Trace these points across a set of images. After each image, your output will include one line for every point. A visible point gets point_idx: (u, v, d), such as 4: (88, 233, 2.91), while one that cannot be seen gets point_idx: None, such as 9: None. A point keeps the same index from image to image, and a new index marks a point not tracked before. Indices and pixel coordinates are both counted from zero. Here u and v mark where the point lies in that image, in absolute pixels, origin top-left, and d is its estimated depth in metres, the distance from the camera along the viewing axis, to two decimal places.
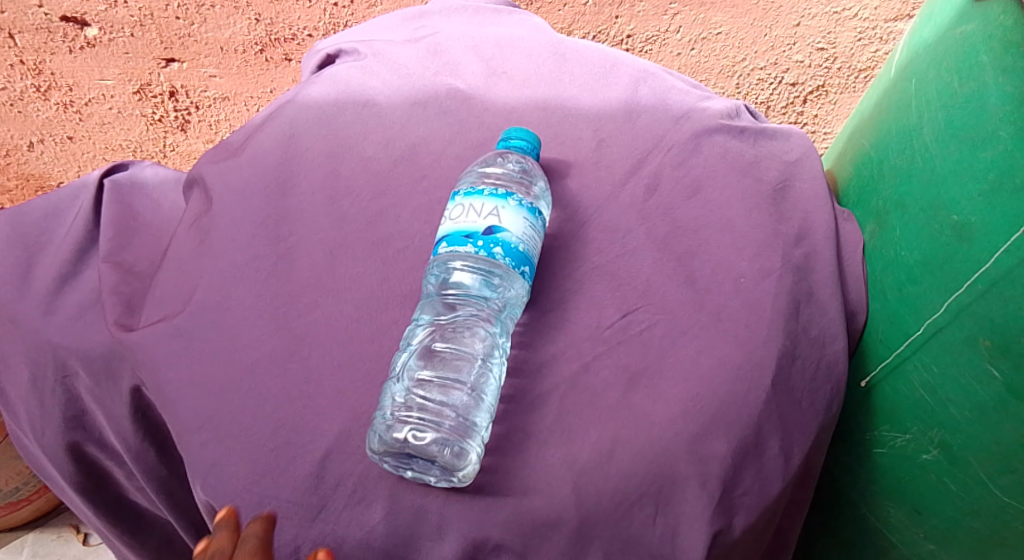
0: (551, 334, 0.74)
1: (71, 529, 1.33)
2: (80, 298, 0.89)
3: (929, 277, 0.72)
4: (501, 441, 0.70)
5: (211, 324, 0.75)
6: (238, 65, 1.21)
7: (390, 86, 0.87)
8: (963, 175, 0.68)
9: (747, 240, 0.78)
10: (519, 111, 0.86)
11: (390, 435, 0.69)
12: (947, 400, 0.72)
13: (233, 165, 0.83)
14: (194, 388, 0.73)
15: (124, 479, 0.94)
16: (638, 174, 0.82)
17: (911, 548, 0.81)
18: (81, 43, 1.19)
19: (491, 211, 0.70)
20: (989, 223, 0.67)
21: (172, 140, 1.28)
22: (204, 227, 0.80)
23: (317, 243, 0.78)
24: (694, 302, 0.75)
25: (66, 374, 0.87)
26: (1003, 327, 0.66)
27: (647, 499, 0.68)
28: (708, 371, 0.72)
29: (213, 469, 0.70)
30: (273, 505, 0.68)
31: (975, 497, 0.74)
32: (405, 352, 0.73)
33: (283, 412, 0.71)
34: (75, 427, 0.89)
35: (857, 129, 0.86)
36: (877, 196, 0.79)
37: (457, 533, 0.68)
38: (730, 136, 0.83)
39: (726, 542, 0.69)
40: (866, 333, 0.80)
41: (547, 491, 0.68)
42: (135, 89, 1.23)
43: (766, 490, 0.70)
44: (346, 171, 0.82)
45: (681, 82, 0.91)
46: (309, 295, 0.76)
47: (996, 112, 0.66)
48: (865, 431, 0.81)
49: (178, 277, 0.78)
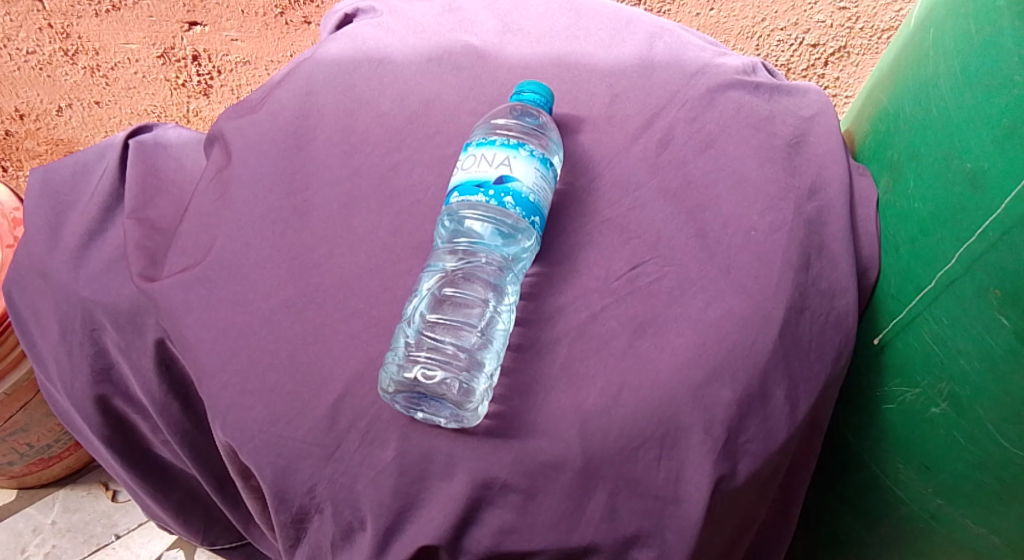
0: (561, 285, 0.75)
1: (101, 486, 1.37)
2: (107, 253, 0.91)
3: (942, 228, 0.72)
4: (511, 387, 0.72)
5: (231, 273, 0.77)
6: (259, 29, 1.23)
7: (406, 43, 0.88)
8: (977, 122, 0.68)
9: (758, 193, 0.78)
10: (533, 67, 0.87)
11: (400, 375, 0.72)
12: (957, 352, 0.72)
13: (252, 120, 0.85)
14: (214, 335, 0.74)
15: (150, 432, 0.95)
16: (651, 128, 0.82)
17: (919, 503, 0.82)
18: (107, 6, 1.20)
19: (503, 160, 0.72)
20: (1002, 169, 0.66)
21: (195, 104, 1.32)
22: (224, 181, 0.82)
23: (333, 196, 0.80)
24: (703, 254, 0.76)
25: (94, 328, 0.89)
26: (1013, 276, 0.66)
27: (652, 444, 0.69)
28: (716, 320, 0.72)
29: (232, 411, 0.72)
30: (289, 445, 0.70)
31: (984, 450, 0.74)
32: (416, 298, 0.75)
33: (299, 357, 0.73)
34: (102, 380, 0.91)
35: (875, 84, 0.86)
36: (892, 150, 0.79)
37: (466, 475, 0.69)
38: (745, 92, 0.83)
39: (730, 487, 0.71)
40: (878, 289, 0.80)
41: (555, 435, 0.69)
42: (160, 53, 1.25)
43: (771, 437, 0.71)
44: (362, 127, 0.83)
45: (697, 39, 0.91)
46: (324, 246, 0.77)
47: (1011, 57, 0.66)
48: (875, 387, 0.81)
49: (199, 229, 0.80)
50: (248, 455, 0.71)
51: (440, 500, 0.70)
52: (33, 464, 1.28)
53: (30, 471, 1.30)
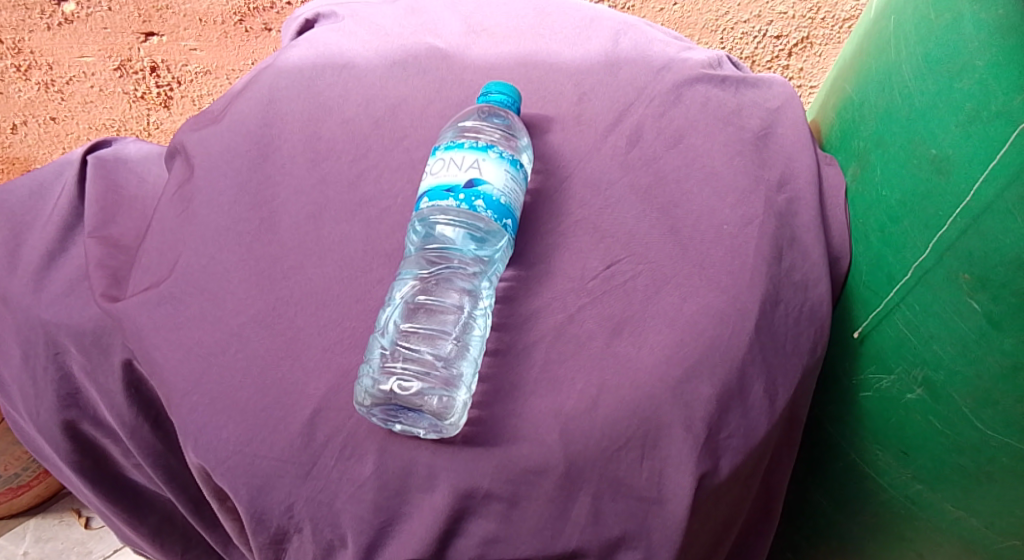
0: (535, 287, 0.74)
1: (73, 513, 1.34)
2: (68, 274, 0.88)
3: (910, 214, 0.72)
4: (488, 393, 0.71)
5: (197, 289, 0.75)
6: (218, 37, 1.20)
7: (369, 47, 0.87)
8: (940, 108, 0.68)
9: (729, 187, 0.77)
10: (499, 68, 0.86)
11: (376, 388, 0.70)
12: (930, 337, 0.72)
13: (213, 131, 0.83)
14: (181, 353, 0.73)
15: (122, 457, 0.92)
16: (620, 125, 0.81)
17: (900, 490, 0.82)
18: (59, 19, 1.17)
19: (472, 163, 0.71)
20: (967, 154, 0.66)
21: (155, 117, 1.29)
22: (187, 195, 0.80)
23: (300, 206, 0.78)
24: (677, 251, 0.75)
25: (58, 352, 0.86)
26: (982, 259, 0.66)
27: (634, 445, 0.69)
28: (692, 317, 0.72)
29: (203, 432, 0.70)
30: (264, 464, 0.69)
31: (960, 434, 0.74)
32: (389, 307, 0.74)
33: (270, 373, 0.71)
34: (69, 405, 0.88)
35: (838, 74, 0.86)
36: (858, 138, 0.79)
37: (447, 485, 0.68)
38: (711, 85, 0.83)
39: (713, 484, 0.70)
40: (850, 278, 0.80)
41: (536, 441, 0.69)
42: (116, 66, 1.22)
43: (752, 432, 0.71)
44: (326, 134, 0.82)
45: (663, 34, 0.90)
46: (293, 257, 0.76)
47: (971, 42, 0.66)
48: (852, 376, 0.81)
49: (162, 245, 0.78)
50: (222, 476, 0.69)
51: (421, 512, 0.69)
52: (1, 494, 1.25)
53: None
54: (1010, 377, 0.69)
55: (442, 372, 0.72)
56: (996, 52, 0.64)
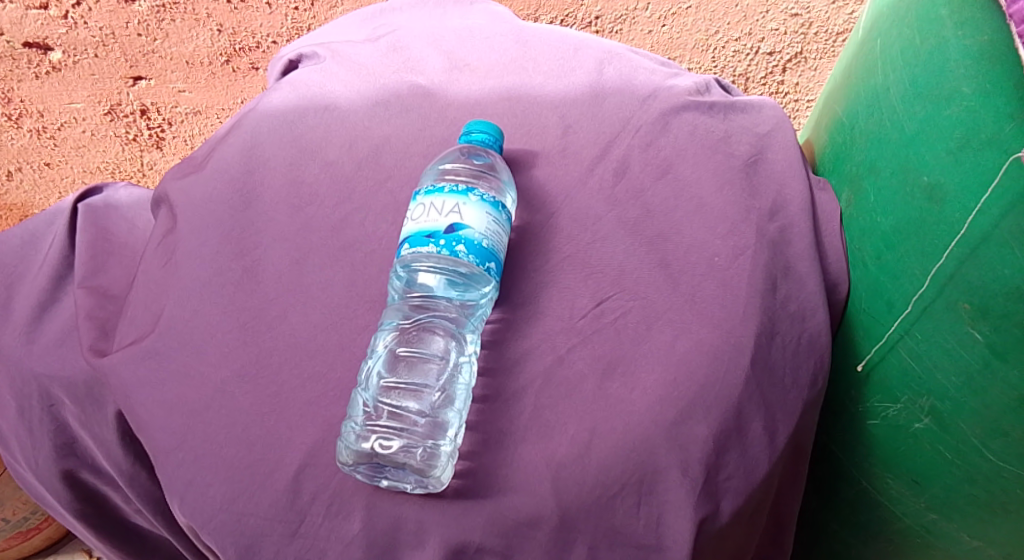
0: (524, 329, 0.73)
1: (84, 554, 1.33)
2: (61, 323, 0.86)
3: (906, 241, 0.70)
4: (477, 442, 0.69)
5: (181, 344, 0.74)
6: (205, 78, 1.22)
7: (351, 88, 0.86)
8: (929, 135, 0.66)
9: (720, 217, 0.76)
10: (482, 103, 0.85)
11: (359, 445, 0.69)
12: (934, 367, 0.70)
13: (196, 180, 0.82)
14: (167, 411, 0.71)
15: (122, 503, 0.89)
16: (606, 158, 0.80)
17: (914, 519, 0.79)
18: (46, 67, 1.21)
19: (453, 208, 0.69)
20: (960, 182, 0.64)
21: (149, 158, 1.27)
22: (171, 245, 0.79)
23: (284, 252, 0.77)
24: (668, 285, 0.74)
25: (52, 403, 0.84)
26: (981, 290, 0.64)
27: (629, 491, 0.67)
28: (685, 354, 0.70)
29: (191, 489, 0.69)
30: (251, 523, 0.67)
31: (972, 465, 0.71)
32: (372, 358, 0.72)
33: (255, 428, 0.70)
34: (66, 454, 0.86)
35: (830, 95, 0.84)
36: (850, 162, 0.77)
37: (437, 541, 0.67)
38: (699, 113, 0.81)
39: (713, 528, 0.68)
40: (849, 304, 0.77)
41: (527, 491, 0.67)
42: (106, 110, 1.24)
43: (752, 471, 0.69)
44: (310, 178, 0.81)
45: (649, 60, 0.89)
46: (277, 306, 0.75)
47: (958, 68, 0.64)
48: (856, 403, 0.78)
49: (148, 298, 0.77)
50: (210, 535, 0.68)
51: None
52: (11, 539, 1.24)
53: (10, 545, 1.25)
54: (1018, 408, 0.66)
55: (426, 424, 0.71)
56: (984, 79, 0.62)
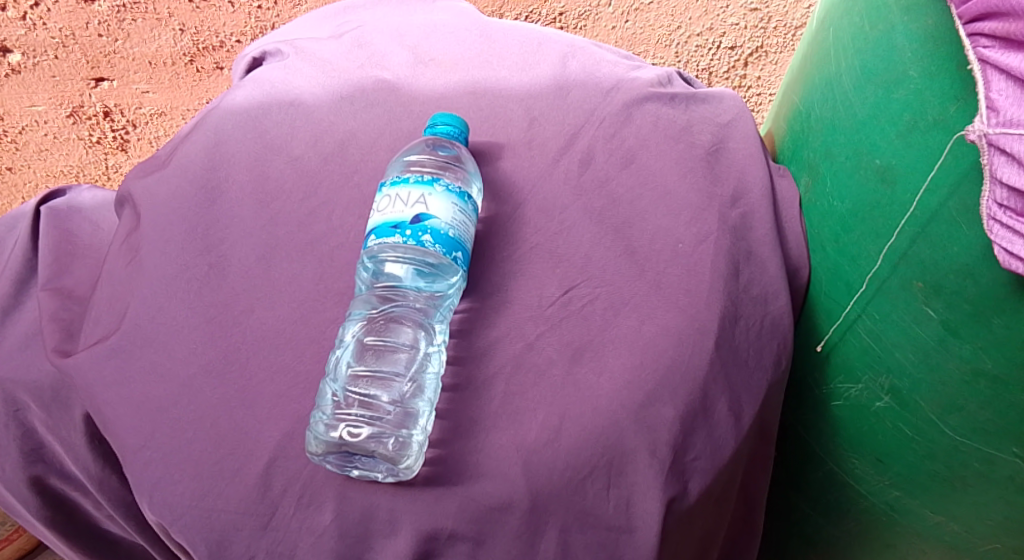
0: (492, 317, 0.73)
1: None
2: (23, 328, 0.85)
3: (862, 224, 0.71)
4: (447, 430, 0.70)
5: (146, 341, 0.73)
6: (169, 78, 1.24)
7: (316, 83, 0.86)
8: (880, 118, 0.68)
9: (683, 204, 0.77)
10: (447, 97, 0.85)
11: (328, 434, 0.69)
12: (891, 346, 0.71)
13: (159, 177, 0.82)
14: (133, 409, 0.71)
15: (93, 509, 0.86)
16: (571, 149, 0.81)
17: (879, 497, 0.80)
18: (6, 69, 1.22)
19: (418, 199, 0.70)
20: (909, 163, 0.66)
21: (113, 161, 1.26)
22: (135, 244, 0.79)
23: (251, 248, 0.77)
24: (634, 272, 0.75)
25: (17, 408, 0.82)
26: (933, 268, 0.66)
27: (599, 473, 0.68)
28: (651, 338, 0.71)
29: (160, 486, 0.68)
30: (221, 518, 0.67)
31: (931, 440, 0.73)
32: (340, 348, 0.73)
33: (224, 423, 0.70)
34: (34, 460, 0.83)
35: (787, 85, 0.85)
36: (807, 149, 0.79)
37: (409, 530, 0.67)
38: (661, 104, 0.82)
39: (683, 508, 0.69)
40: (810, 288, 0.79)
41: (498, 477, 0.68)
42: (68, 112, 1.24)
43: (718, 451, 0.70)
44: (275, 173, 0.81)
45: (612, 53, 0.90)
46: (243, 301, 0.74)
47: (904, 52, 0.66)
48: (820, 385, 0.80)
49: (112, 297, 0.77)
50: (180, 532, 0.67)
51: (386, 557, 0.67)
52: None
53: None
54: (972, 383, 0.68)
55: (396, 412, 0.71)
56: (928, 63, 0.64)
